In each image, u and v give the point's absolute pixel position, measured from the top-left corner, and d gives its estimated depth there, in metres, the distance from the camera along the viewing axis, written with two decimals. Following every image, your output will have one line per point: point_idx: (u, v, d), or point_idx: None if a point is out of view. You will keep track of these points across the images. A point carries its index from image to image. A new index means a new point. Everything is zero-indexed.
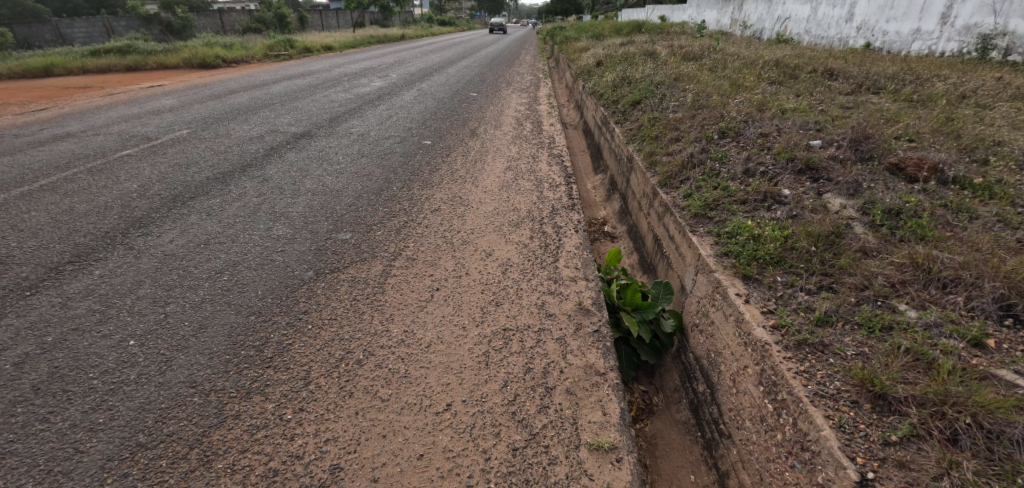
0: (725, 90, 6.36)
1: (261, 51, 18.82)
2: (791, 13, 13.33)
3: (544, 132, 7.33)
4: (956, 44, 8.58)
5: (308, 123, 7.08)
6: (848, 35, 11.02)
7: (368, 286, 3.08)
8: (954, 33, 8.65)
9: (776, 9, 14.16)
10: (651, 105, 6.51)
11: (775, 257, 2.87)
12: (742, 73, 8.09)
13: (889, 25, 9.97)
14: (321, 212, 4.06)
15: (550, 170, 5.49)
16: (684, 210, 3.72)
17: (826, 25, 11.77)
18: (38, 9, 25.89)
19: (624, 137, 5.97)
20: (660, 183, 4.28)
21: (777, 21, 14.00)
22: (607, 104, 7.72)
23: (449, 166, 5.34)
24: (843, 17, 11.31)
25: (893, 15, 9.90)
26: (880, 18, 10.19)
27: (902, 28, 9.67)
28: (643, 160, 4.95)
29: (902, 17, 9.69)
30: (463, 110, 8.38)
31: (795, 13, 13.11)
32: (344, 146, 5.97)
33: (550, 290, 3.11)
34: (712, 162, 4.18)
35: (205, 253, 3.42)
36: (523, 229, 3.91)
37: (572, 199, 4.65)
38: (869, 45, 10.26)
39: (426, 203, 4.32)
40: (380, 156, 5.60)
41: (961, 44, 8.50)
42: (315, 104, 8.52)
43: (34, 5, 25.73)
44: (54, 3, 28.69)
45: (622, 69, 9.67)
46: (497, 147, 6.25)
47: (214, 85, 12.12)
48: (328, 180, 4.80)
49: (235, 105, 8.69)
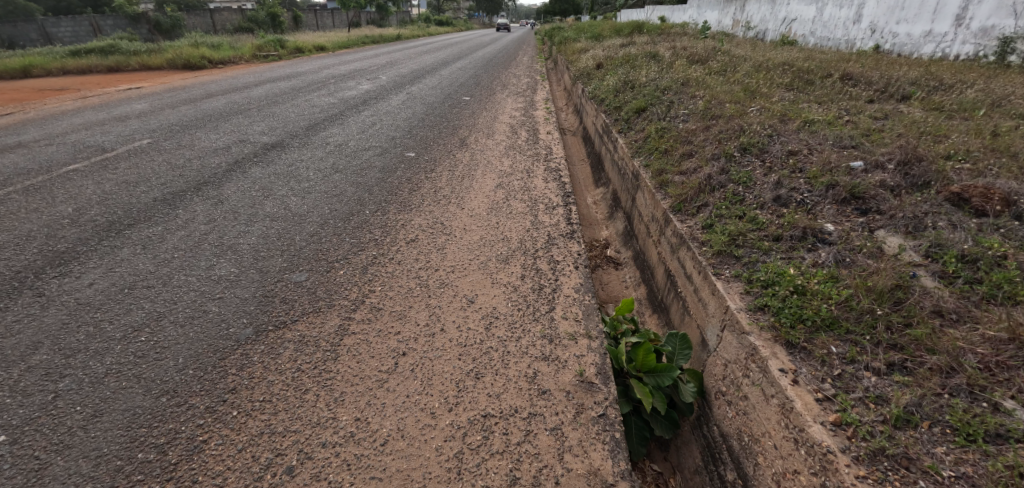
0: (739, 97, 5.76)
1: (249, 52, 18.18)
2: (796, 14, 12.75)
3: (540, 141, 6.73)
4: (971, 47, 8.03)
5: (282, 131, 6.47)
6: (856, 36, 10.44)
7: (317, 349, 2.48)
8: (969, 36, 8.09)
9: (779, 11, 13.58)
10: (657, 113, 5.91)
11: (827, 319, 2.30)
12: (754, 77, 7.48)
13: (899, 27, 9.39)
14: (275, 244, 3.46)
15: (547, 188, 4.89)
16: (704, 245, 3.13)
17: (833, 27, 11.19)
18: (26, 8, 25.21)
19: (628, 149, 5.37)
20: (673, 208, 3.68)
21: (781, 23, 13.41)
22: (608, 111, 7.11)
23: (433, 184, 4.74)
24: (850, 19, 10.73)
25: (903, 16, 9.33)
26: (890, 19, 9.61)
27: (913, 30, 9.10)
28: (651, 178, 4.36)
29: (913, 18, 9.11)
30: (454, 116, 7.77)
31: (800, 13, 12.51)
32: (317, 159, 5.37)
33: (544, 353, 2.52)
34: (733, 184, 3.58)
35: (126, 302, 2.82)
36: (513, 266, 3.30)
37: (570, 224, 4.05)
38: (879, 47, 9.68)
39: (400, 230, 3.72)
40: (354, 171, 4.99)
41: (977, 47, 7.95)
42: (295, 109, 7.91)
43: (22, 4, 25.04)
44: (46, 3, 28.14)
45: (624, 72, 9.07)
46: (488, 160, 5.64)
47: (194, 87, 11.49)
48: (291, 201, 4.20)
49: (209, 110, 8.08)
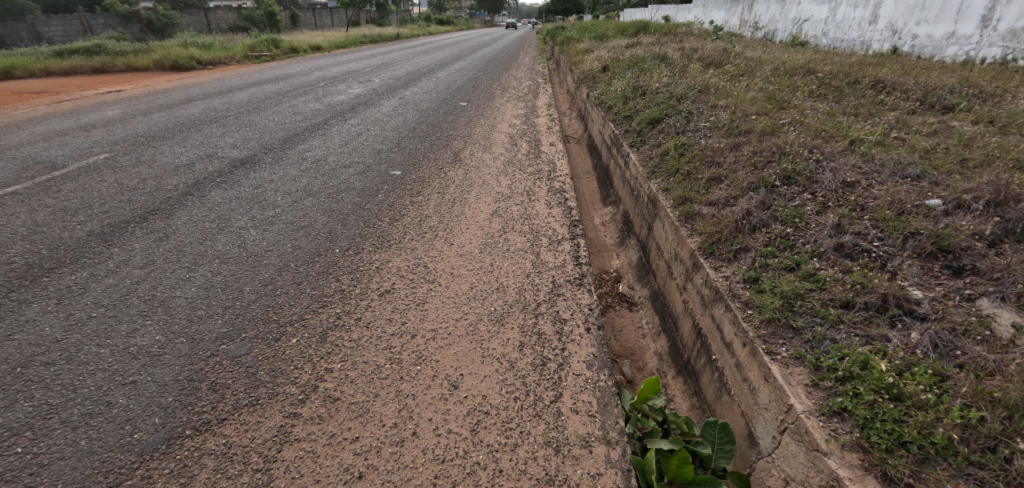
0: (766, 109, 5.11)
1: (241, 53, 17.56)
2: (807, 14, 12.07)
3: (542, 153, 6.09)
4: (999, 50, 7.41)
5: (257, 144, 5.82)
6: (873, 37, 9.75)
7: (247, 472, 1.92)
8: (997, 38, 7.46)
9: (789, 10, 12.90)
10: (673, 126, 5.25)
11: (937, 444, 1.74)
12: (776, 83, 6.80)
13: (919, 28, 8.73)
14: (216, 298, 2.84)
15: (551, 215, 4.23)
16: (750, 306, 2.50)
17: (846, 28, 10.52)
18: (25, 5, 24.74)
19: (643, 167, 4.71)
20: (703, 251, 3.05)
21: (791, 23, 12.74)
22: (618, 120, 6.45)
23: (418, 209, 4.09)
24: (864, 19, 10.06)
25: (924, 16, 8.66)
26: (909, 19, 8.93)
27: (934, 31, 8.45)
28: (672, 207, 3.72)
29: (934, 19, 8.45)
30: (448, 125, 7.10)
31: (812, 13, 11.80)
32: (289, 178, 4.74)
33: (546, 474, 1.96)
34: (780, 222, 2.94)
35: (11, 391, 2.23)
36: (510, 329, 2.66)
37: (578, 264, 3.39)
38: (897, 49, 9.00)
39: (372, 277, 3.08)
40: (329, 193, 4.34)
41: (1006, 50, 7.32)
42: (275, 116, 7.27)
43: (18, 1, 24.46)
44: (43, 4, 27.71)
45: (633, 76, 8.42)
46: (484, 179, 5.01)
47: (176, 91, 10.83)
48: (249, 235, 3.57)
49: (184, 117, 7.45)
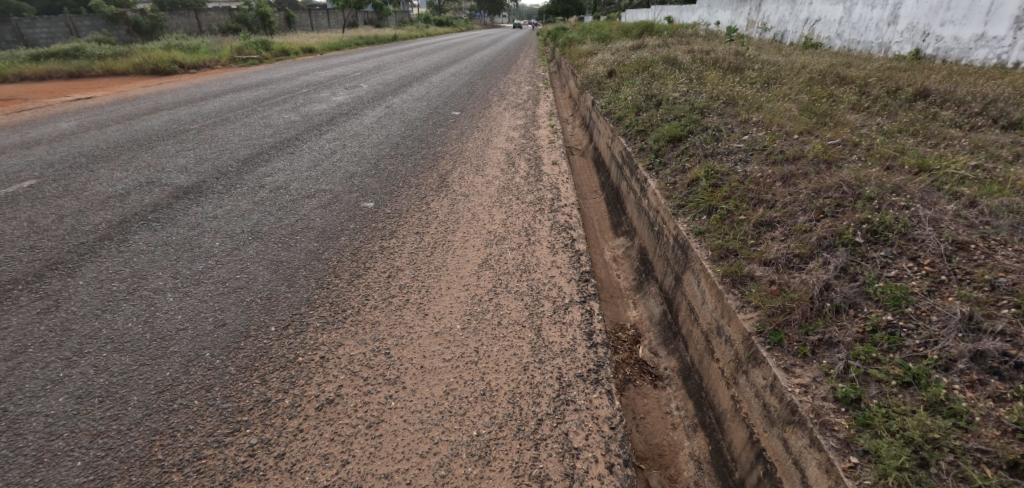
0: (809, 128, 4.28)
1: (228, 56, 16.73)
2: (819, 14, 11.20)
3: (543, 173, 5.26)
4: None
5: (210, 166, 4.97)
6: (892, 40, 8.90)
7: None
8: None
9: (800, 11, 12.03)
10: (699, 145, 4.40)
11: None
12: (809, 93, 5.94)
13: (944, 30, 7.89)
14: (88, 416, 2.09)
15: (554, 261, 3.37)
16: (853, 450, 1.75)
17: (862, 29, 9.67)
18: (20, 8, 24.16)
19: (666, 198, 3.86)
20: (766, 339, 2.21)
21: (803, 24, 11.85)
22: (630, 135, 5.59)
23: (387, 258, 3.25)
24: (883, 20, 9.21)
25: (950, 16, 7.83)
26: (933, 20, 8.10)
27: (961, 33, 7.61)
28: (713, 261, 2.88)
29: (962, 19, 7.61)
30: (437, 140, 6.24)
31: (824, 13, 10.94)
32: (238, 213, 3.91)
33: None
34: (875, 302, 2.14)
35: None
36: (498, 475, 1.91)
37: (592, 347, 2.55)
38: (918, 52, 8.17)
39: (310, 374, 2.27)
40: (281, 235, 3.51)
41: None
42: (242, 129, 6.44)
43: (8, 2, 23.74)
44: (38, 5, 27.01)
45: (644, 83, 7.57)
46: (473, 209, 4.15)
47: (148, 98, 9.99)
48: (162, 304, 2.77)
49: (141, 131, 6.62)
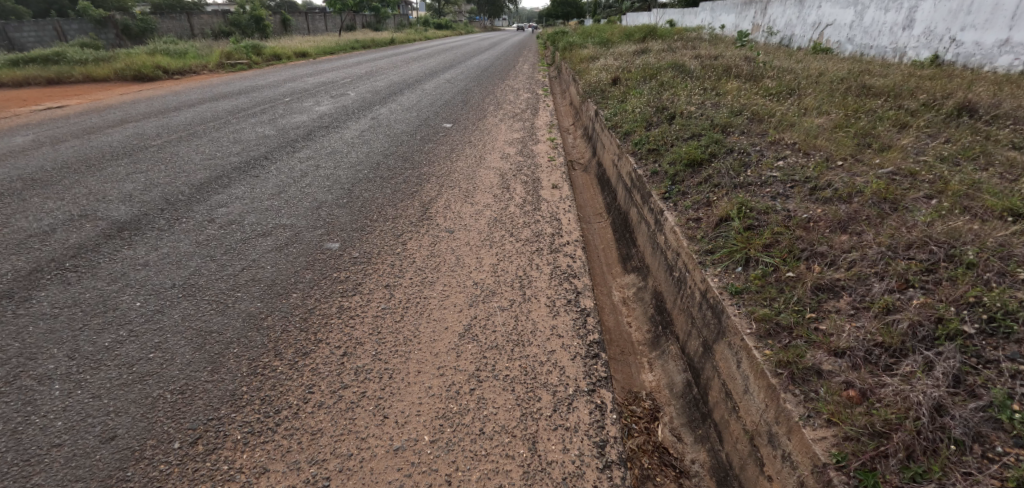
0: (853, 153, 3.64)
1: (216, 60, 16.06)
2: (827, 18, 10.55)
3: (542, 199, 4.62)
4: None
5: (159, 194, 4.33)
6: (907, 45, 8.21)
7: None
8: None
9: (808, 14, 11.37)
10: (725, 172, 3.73)
11: None
12: (839, 106, 5.28)
13: (965, 35, 7.25)
14: None
15: (555, 326, 2.70)
16: None
17: (875, 34, 9.01)
18: (15, 10, 23.67)
19: (689, 239, 3.20)
20: (862, 480, 1.70)
21: (810, 28, 11.19)
22: (640, 155, 4.92)
23: (345, 325, 2.60)
24: (896, 24, 8.56)
25: (971, 21, 7.21)
26: (953, 24, 7.46)
27: (983, 38, 6.98)
28: (760, 338, 2.24)
29: (984, 24, 6.99)
30: (424, 159, 5.57)
31: (833, 16, 10.27)
32: (176, 257, 3.27)
33: None
34: (1009, 437, 1.66)
35: None
36: None
37: (602, 470, 2.00)
38: (937, 58, 7.51)
39: None
40: (218, 292, 2.86)
41: None
42: (207, 146, 5.79)
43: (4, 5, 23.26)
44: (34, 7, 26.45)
45: (652, 92, 6.94)
46: (458, 247, 3.50)
47: (119, 107, 9.33)
48: (43, 402, 2.14)
49: (97, 148, 5.99)
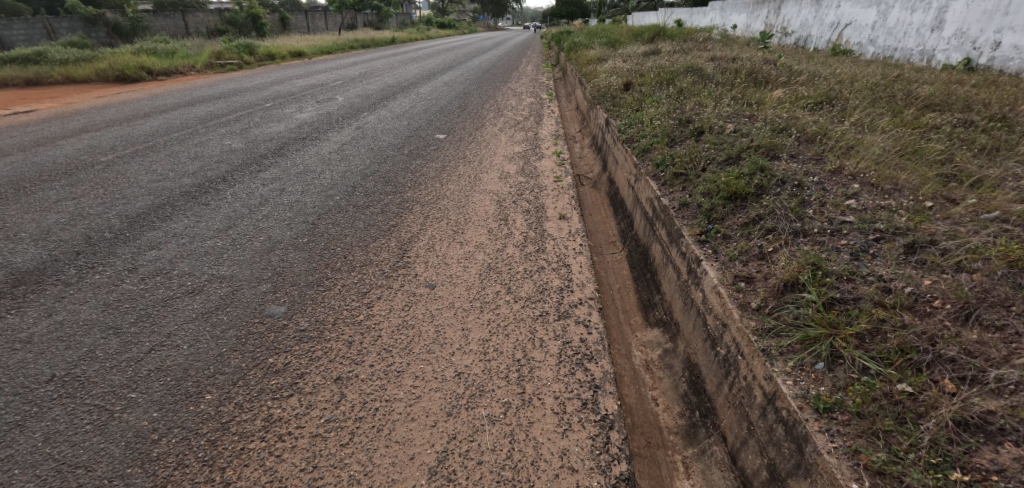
0: (942, 192, 2.86)
1: (206, 62, 15.33)
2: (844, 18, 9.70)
3: (546, 234, 3.84)
4: None
5: (82, 230, 3.57)
6: (934, 46, 7.36)
7: None
8: None
9: (825, 14, 10.51)
10: (781, 211, 2.93)
11: None
12: (896, 121, 4.46)
13: (1004, 36, 6.40)
14: None
15: (565, 456, 2.00)
16: None
17: (895, 35, 8.17)
18: (14, 9, 23.04)
19: (743, 307, 2.37)
20: None
21: (827, 28, 10.33)
22: (664, 179, 4.13)
23: (274, 455, 1.91)
24: (920, 23, 7.73)
25: (1009, 21, 6.38)
26: (988, 26, 6.64)
27: None
28: None
29: None
30: (409, 180, 4.81)
31: (850, 16, 9.43)
32: (68, 327, 2.51)
33: None
34: None
35: None
36: None
37: None
38: (969, 62, 6.68)
39: None
40: (105, 392, 2.11)
41: None
42: (161, 163, 5.05)
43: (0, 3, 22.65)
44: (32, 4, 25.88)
45: (672, 101, 6.13)
46: (437, 311, 2.71)
47: (87, 112, 8.58)
48: None
49: (36, 164, 5.24)
